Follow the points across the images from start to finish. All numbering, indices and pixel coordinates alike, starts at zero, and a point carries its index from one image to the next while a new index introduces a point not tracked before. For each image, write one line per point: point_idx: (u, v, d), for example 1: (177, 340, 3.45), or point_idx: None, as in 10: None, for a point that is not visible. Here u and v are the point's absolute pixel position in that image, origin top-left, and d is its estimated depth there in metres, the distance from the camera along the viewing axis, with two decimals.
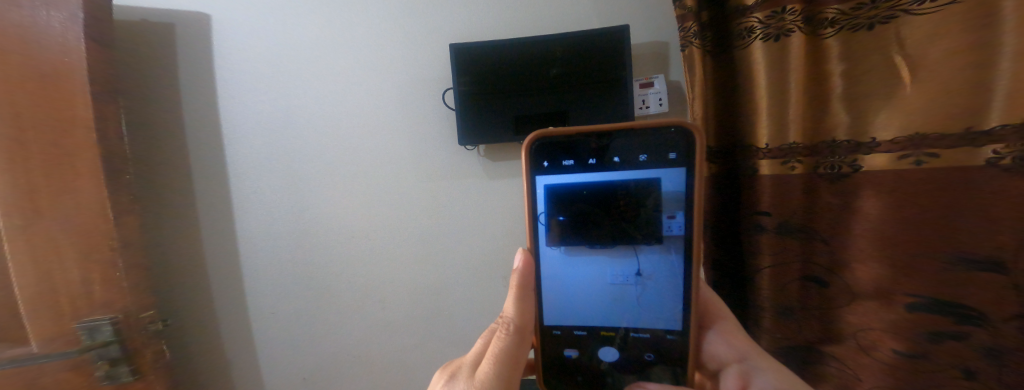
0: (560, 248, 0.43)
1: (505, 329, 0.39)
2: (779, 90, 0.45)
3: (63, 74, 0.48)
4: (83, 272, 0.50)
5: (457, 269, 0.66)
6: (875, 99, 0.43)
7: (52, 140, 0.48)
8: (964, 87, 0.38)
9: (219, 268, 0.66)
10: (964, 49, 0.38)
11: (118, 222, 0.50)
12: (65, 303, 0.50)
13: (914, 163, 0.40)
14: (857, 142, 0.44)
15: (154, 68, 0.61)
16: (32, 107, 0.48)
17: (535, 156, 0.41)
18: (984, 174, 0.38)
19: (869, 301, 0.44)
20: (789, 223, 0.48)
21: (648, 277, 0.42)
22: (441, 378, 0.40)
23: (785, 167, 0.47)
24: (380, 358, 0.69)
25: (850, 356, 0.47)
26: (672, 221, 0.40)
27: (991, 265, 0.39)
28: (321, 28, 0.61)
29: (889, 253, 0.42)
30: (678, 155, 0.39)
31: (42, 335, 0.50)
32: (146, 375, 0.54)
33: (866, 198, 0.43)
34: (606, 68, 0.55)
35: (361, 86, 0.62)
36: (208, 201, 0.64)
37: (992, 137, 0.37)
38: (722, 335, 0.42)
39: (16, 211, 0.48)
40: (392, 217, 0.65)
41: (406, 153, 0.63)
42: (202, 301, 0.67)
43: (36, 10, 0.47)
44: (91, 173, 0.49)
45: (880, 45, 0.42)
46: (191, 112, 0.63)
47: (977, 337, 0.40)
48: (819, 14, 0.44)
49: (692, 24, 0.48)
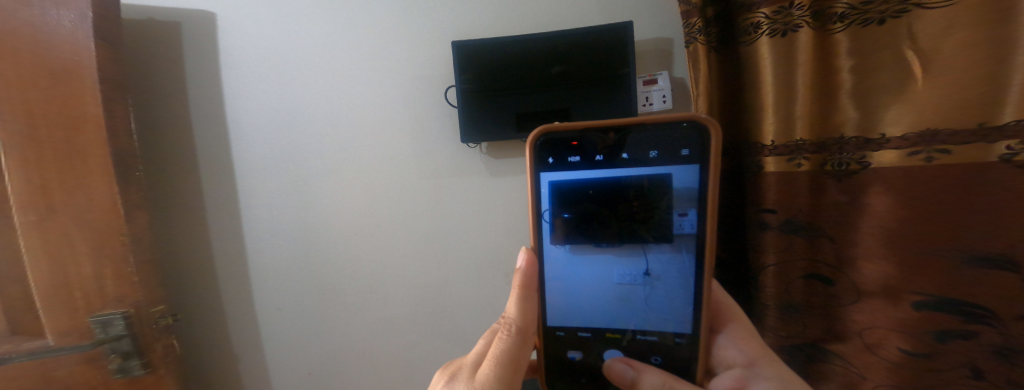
0: (564, 247, 0.43)
1: (506, 330, 0.39)
2: (786, 86, 0.45)
3: (76, 73, 0.49)
4: (96, 267, 0.51)
5: (459, 266, 0.66)
6: (885, 96, 0.42)
7: (64, 138, 0.49)
8: (978, 83, 0.37)
9: (226, 263, 0.67)
10: (977, 43, 0.37)
11: (129, 218, 0.51)
12: (79, 297, 0.51)
13: (925, 160, 0.39)
14: (867, 139, 0.43)
15: (163, 67, 0.62)
16: (44, 105, 0.49)
17: (540, 153, 0.41)
18: (996, 170, 0.37)
19: (875, 300, 0.44)
20: (794, 221, 0.47)
21: (656, 278, 0.41)
22: (441, 378, 0.40)
23: (791, 164, 0.46)
24: (381, 355, 0.70)
25: (855, 355, 0.46)
26: (682, 219, 0.39)
27: (1003, 263, 0.38)
28: (326, 27, 0.61)
29: (897, 253, 0.42)
30: (690, 152, 0.38)
31: (57, 329, 0.51)
32: (157, 369, 0.55)
33: (875, 195, 0.43)
34: (609, 64, 0.55)
35: (365, 83, 0.62)
36: (215, 197, 0.65)
37: (1006, 132, 0.36)
38: (733, 339, 0.41)
39: (31, 207, 0.49)
40: (394, 216, 0.65)
41: (408, 149, 0.63)
42: (211, 296, 0.68)
43: (47, 10, 0.48)
44: (102, 171, 0.50)
45: (891, 39, 0.41)
46: (198, 109, 0.64)
47: (987, 336, 0.39)
48: (828, 9, 0.43)
49: (697, 20, 0.48)
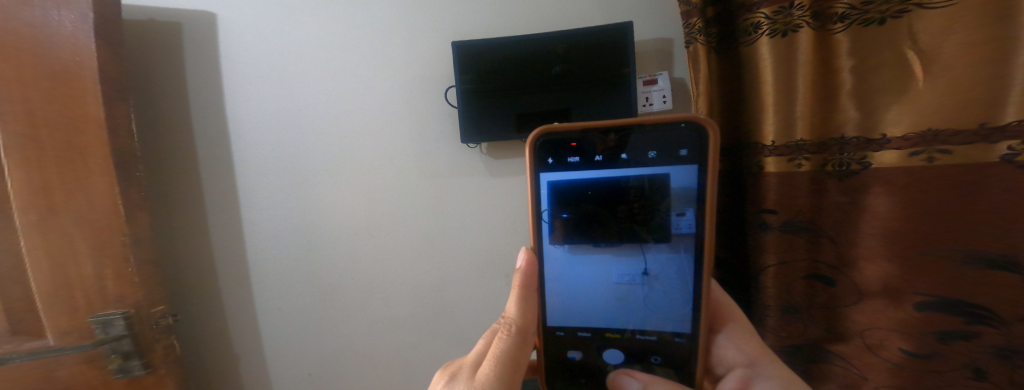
0: (564, 247, 0.42)
1: (506, 330, 0.39)
2: (786, 86, 0.45)
3: (77, 74, 0.49)
4: (96, 267, 0.51)
5: (459, 266, 0.66)
6: (886, 96, 0.42)
7: (65, 138, 0.49)
8: (980, 83, 0.37)
9: (227, 263, 0.67)
10: (979, 43, 0.37)
11: (130, 218, 0.52)
12: (80, 297, 0.51)
13: (926, 160, 0.39)
14: (867, 139, 0.43)
15: (163, 68, 0.62)
16: (45, 105, 0.49)
17: (540, 153, 0.41)
18: (998, 170, 0.37)
19: (875, 300, 0.44)
20: (795, 221, 0.47)
21: (655, 278, 0.41)
22: (441, 378, 0.40)
23: (791, 164, 0.46)
24: (381, 355, 0.70)
25: (856, 355, 0.46)
26: (680, 219, 0.39)
27: (1005, 264, 0.38)
28: (326, 28, 0.61)
29: (898, 253, 0.42)
30: (689, 152, 0.38)
31: (58, 329, 0.51)
32: (157, 369, 0.55)
33: (875, 195, 0.42)
34: (609, 64, 0.55)
35: (365, 83, 0.62)
36: (215, 197, 0.65)
37: (1008, 132, 0.36)
38: (733, 339, 0.41)
39: (32, 207, 0.49)
40: (394, 216, 0.65)
41: (408, 149, 0.63)
42: (212, 297, 0.68)
43: (48, 10, 0.48)
44: (103, 171, 0.50)
45: (891, 40, 0.41)
46: (198, 110, 0.64)
47: (988, 337, 0.39)
48: (829, 9, 0.43)
49: (697, 20, 0.48)
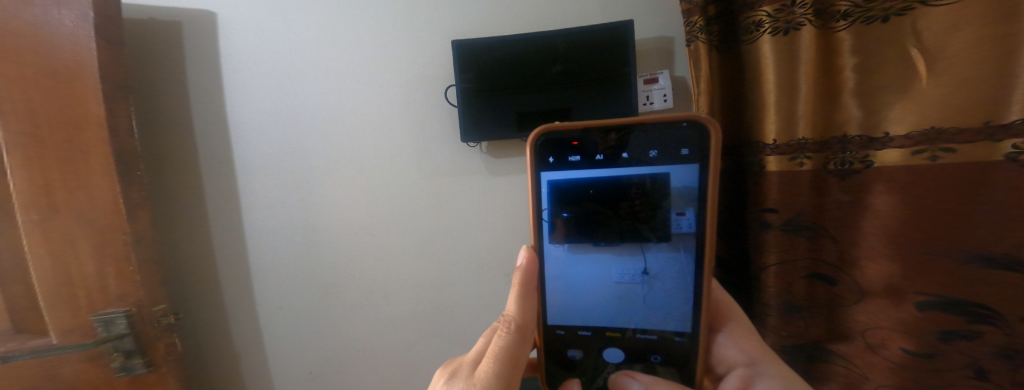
0: (564, 246, 0.42)
1: (506, 328, 0.39)
2: (787, 84, 0.44)
3: (78, 73, 0.49)
4: (98, 266, 0.52)
5: (459, 265, 0.66)
6: (888, 94, 0.42)
7: (66, 137, 0.49)
8: (984, 81, 0.37)
9: (227, 262, 0.68)
10: (983, 41, 0.37)
11: (130, 216, 0.52)
12: (82, 295, 0.51)
13: (930, 158, 0.39)
14: (869, 138, 0.43)
15: (164, 67, 0.63)
16: (46, 104, 0.49)
17: (540, 152, 0.41)
18: (1002, 169, 0.36)
19: (877, 300, 0.44)
20: (796, 220, 0.46)
21: (656, 277, 0.41)
22: (441, 376, 0.40)
23: (793, 163, 0.45)
24: (382, 354, 0.70)
25: (857, 355, 0.46)
26: (680, 218, 0.39)
27: (1009, 263, 0.37)
28: (326, 26, 0.61)
29: (900, 252, 0.41)
30: (691, 151, 0.38)
31: (60, 327, 0.52)
32: (158, 367, 0.56)
33: (878, 194, 0.42)
34: (610, 62, 0.55)
35: (365, 81, 0.62)
36: (216, 196, 0.65)
37: (1012, 131, 0.36)
38: (733, 339, 0.41)
39: (34, 206, 0.49)
40: (394, 214, 0.65)
41: (408, 148, 0.63)
42: (213, 295, 0.68)
43: (48, 10, 0.48)
44: (104, 170, 0.50)
45: (894, 38, 0.41)
46: (199, 109, 0.64)
47: (990, 337, 0.39)
48: (831, 7, 0.43)
49: (698, 18, 0.47)
